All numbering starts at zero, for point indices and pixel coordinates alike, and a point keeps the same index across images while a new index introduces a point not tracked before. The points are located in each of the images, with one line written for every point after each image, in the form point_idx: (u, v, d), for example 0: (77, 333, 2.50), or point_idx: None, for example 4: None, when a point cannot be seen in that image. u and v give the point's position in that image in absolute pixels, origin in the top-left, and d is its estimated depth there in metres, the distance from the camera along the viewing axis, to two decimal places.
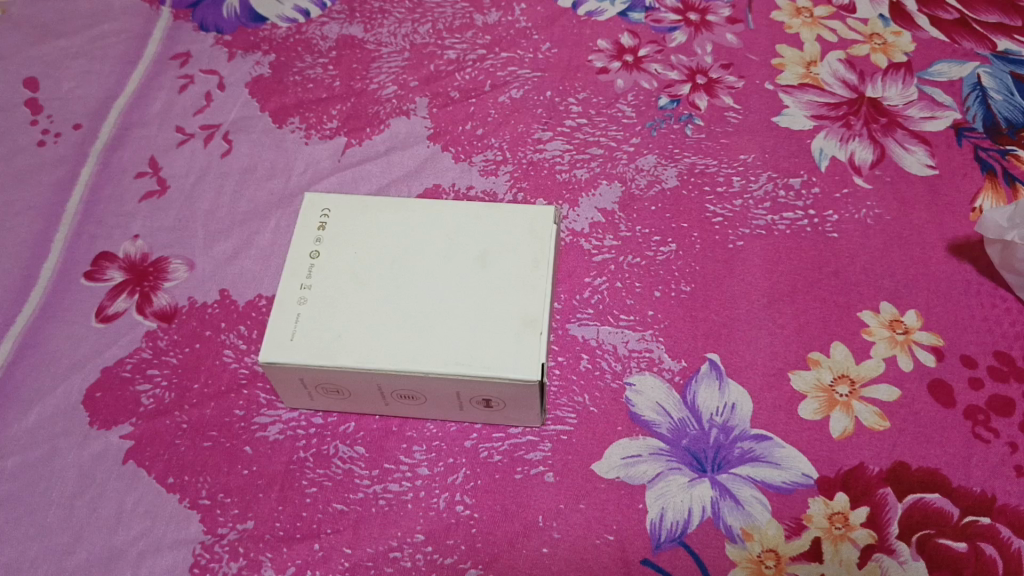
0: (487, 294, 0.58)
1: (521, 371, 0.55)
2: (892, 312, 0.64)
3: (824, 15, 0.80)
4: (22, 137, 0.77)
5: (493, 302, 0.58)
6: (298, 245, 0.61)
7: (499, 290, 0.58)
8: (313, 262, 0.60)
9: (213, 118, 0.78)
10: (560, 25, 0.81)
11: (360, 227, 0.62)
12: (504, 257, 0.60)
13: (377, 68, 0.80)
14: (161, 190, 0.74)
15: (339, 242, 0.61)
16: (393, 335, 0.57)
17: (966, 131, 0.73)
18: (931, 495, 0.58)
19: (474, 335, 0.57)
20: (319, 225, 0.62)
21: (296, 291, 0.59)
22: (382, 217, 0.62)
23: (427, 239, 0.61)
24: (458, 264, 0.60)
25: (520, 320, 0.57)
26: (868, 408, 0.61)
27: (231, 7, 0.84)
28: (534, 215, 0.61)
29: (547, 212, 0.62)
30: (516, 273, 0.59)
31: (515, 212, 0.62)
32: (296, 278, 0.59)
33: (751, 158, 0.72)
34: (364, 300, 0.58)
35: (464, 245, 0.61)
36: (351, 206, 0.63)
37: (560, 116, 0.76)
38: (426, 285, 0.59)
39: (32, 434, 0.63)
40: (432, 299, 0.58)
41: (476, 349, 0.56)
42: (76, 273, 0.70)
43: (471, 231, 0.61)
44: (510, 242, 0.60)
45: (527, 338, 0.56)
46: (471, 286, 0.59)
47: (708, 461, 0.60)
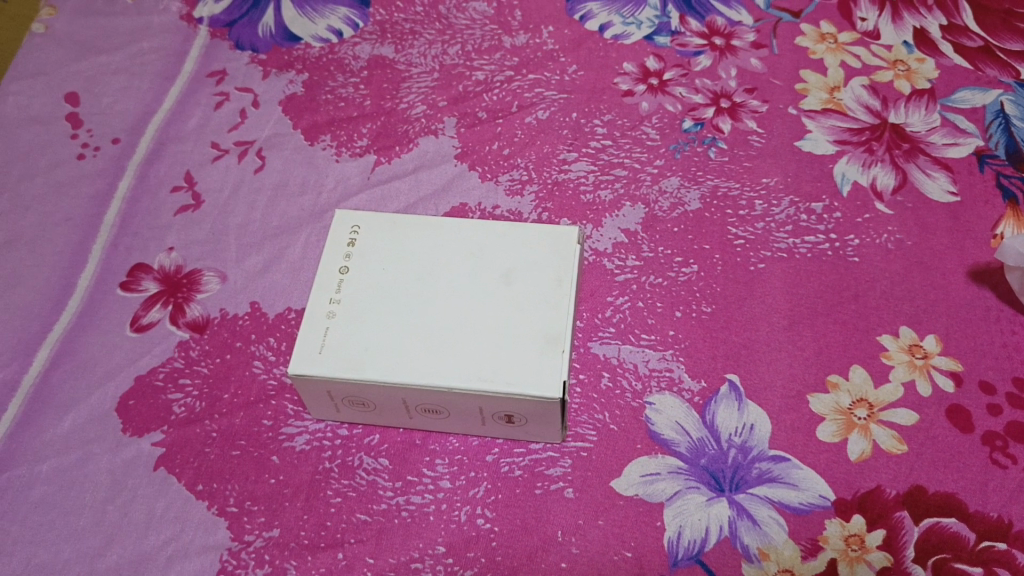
0: (510, 312, 0.59)
1: (542, 388, 0.56)
2: (911, 336, 0.65)
3: (848, 40, 0.81)
4: (62, 150, 0.79)
5: (517, 320, 0.59)
6: (327, 260, 0.62)
7: (522, 307, 0.60)
8: (342, 277, 0.62)
9: (247, 135, 0.80)
10: (587, 48, 0.83)
11: (388, 244, 0.63)
12: (528, 275, 0.61)
13: (407, 88, 0.82)
14: (196, 204, 0.76)
15: (368, 258, 0.63)
16: (419, 350, 0.58)
17: (989, 159, 0.73)
18: (948, 519, 0.58)
19: (498, 352, 0.58)
20: (348, 241, 0.63)
21: (325, 305, 0.60)
22: (410, 234, 0.64)
23: (453, 257, 0.63)
24: (484, 282, 0.61)
25: (542, 338, 0.58)
26: (886, 431, 0.61)
27: (266, 26, 0.87)
28: (558, 235, 0.63)
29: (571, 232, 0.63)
30: (540, 291, 0.60)
31: (540, 232, 0.63)
32: (325, 293, 0.61)
33: (773, 182, 0.73)
34: (391, 315, 0.60)
35: (488, 263, 0.62)
36: (380, 222, 0.64)
37: (585, 138, 0.77)
38: (452, 302, 0.60)
39: (67, 439, 0.65)
40: (457, 316, 0.60)
41: (499, 366, 0.57)
42: (112, 283, 0.72)
43: (496, 250, 0.63)
44: (533, 261, 0.62)
45: (549, 356, 0.57)
46: (495, 304, 0.60)
47: (726, 481, 0.60)
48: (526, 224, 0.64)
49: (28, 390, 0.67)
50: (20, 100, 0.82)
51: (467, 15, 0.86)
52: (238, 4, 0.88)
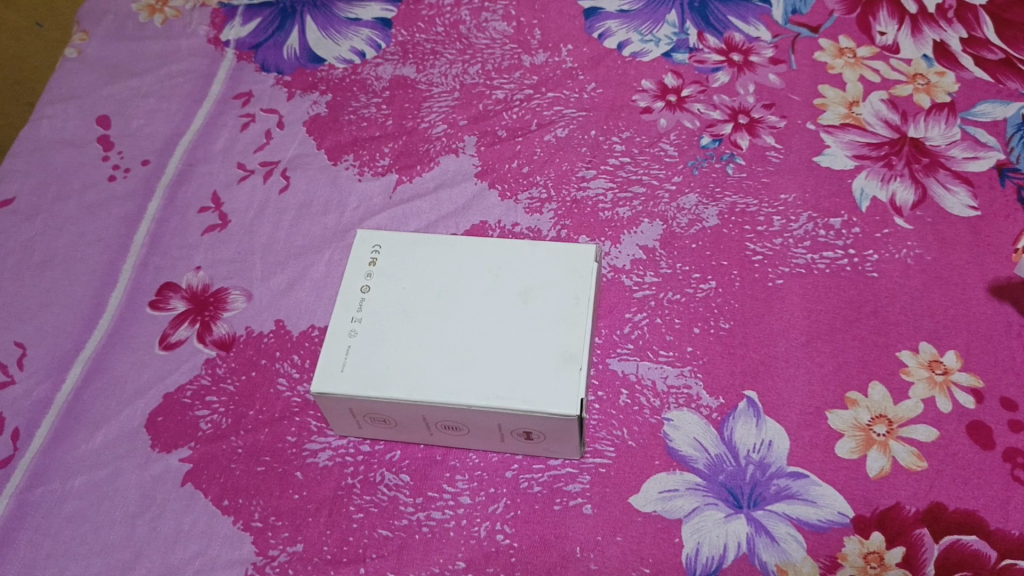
0: (529, 331, 0.60)
1: (558, 405, 0.56)
2: (931, 352, 0.65)
3: (867, 55, 0.82)
4: (94, 172, 0.81)
5: (535, 338, 0.60)
6: (350, 279, 0.64)
7: (541, 326, 0.60)
8: (364, 296, 0.63)
9: (272, 155, 0.82)
10: (605, 66, 0.84)
11: (409, 263, 0.64)
12: (547, 294, 0.62)
13: (428, 107, 0.83)
14: (223, 224, 0.78)
15: (389, 276, 0.64)
16: (439, 368, 0.59)
17: (1010, 172, 0.73)
18: (968, 537, 0.58)
19: (515, 370, 0.59)
20: (369, 261, 0.65)
21: (347, 324, 0.62)
22: (430, 253, 0.65)
23: (474, 275, 0.64)
24: (502, 300, 0.62)
25: (560, 356, 0.59)
26: (905, 448, 0.61)
27: (291, 48, 0.89)
28: (575, 253, 0.64)
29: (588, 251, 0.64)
30: (558, 309, 0.61)
31: (558, 250, 0.64)
32: (347, 312, 0.62)
33: (791, 198, 0.73)
34: (411, 333, 0.61)
35: (508, 282, 0.63)
36: (401, 242, 0.66)
37: (604, 155, 0.78)
38: (471, 321, 0.61)
39: (98, 454, 0.66)
40: (476, 334, 0.61)
41: (517, 383, 0.58)
42: (142, 301, 0.74)
43: (515, 269, 0.63)
44: (552, 279, 0.63)
45: (566, 374, 0.58)
46: (514, 322, 0.61)
47: (744, 497, 0.61)
48: (545, 243, 0.65)
49: (61, 407, 0.69)
50: (55, 123, 0.85)
51: (487, 34, 0.87)
52: (264, 28, 0.90)
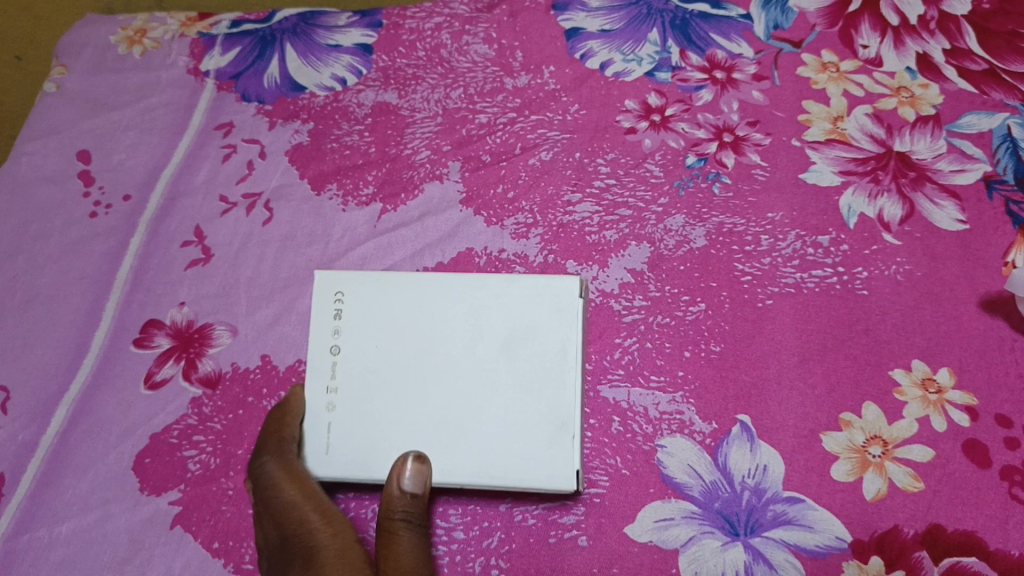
0: (511, 393, 0.63)
1: (556, 482, 0.60)
2: (924, 370, 0.64)
3: (851, 69, 0.81)
4: (76, 210, 0.81)
5: (521, 401, 0.62)
6: (317, 337, 0.66)
7: (520, 386, 0.63)
8: (336, 361, 0.65)
9: (255, 187, 0.81)
10: (588, 86, 0.83)
11: (375, 314, 0.66)
12: (526, 348, 0.64)
13: (411, 133, 0.82)
14: (206, 258, 0.77)
15: (356, 332, 0.66)
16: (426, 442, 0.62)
17: (997, 184, 0.72)
18: (969, 558, 0.57)
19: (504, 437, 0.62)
20: (334, 315, 0.66)
21: (324, 397, 0.65)
22: (396, 302, 0.66)
23: (446, 328, 0.65)
24: (479, 353, 0.64)
25: (549, 426, 0.62)
26: (901, 469, 0.60)
27: (271, 77, 0.88)
28: (548, 292, 0.64)
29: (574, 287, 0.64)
30: (539, 365, 0.63)
31: (536, 292, 0.65)
32: (322, 382, 0.65)
33: (779, 216, 0.72)
34: (396, 404, 0.64)
35: (485, 339, 0.64)
36: (369, 300, 0.67)
37: (589, 178, 0.77)
38: (454, 383, 0.63)
39: (86, 499, 0.66)
40: (457, 394, 0.63)
41: (506, 459, 0.61)
42: (127, 340, 0.73)
43: (495, 318, 0.65)
44: (524, 328, 0.64)
45: (559, 447, 0.61)
46: (493, 377, 0.63)
47: (741, 524, 0.60)
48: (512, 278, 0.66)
49: (46, 452, 0.68)
50: (34, 160, 0.85)
51: (469, 58, 0.87)
52: (244, 57, 0.90)
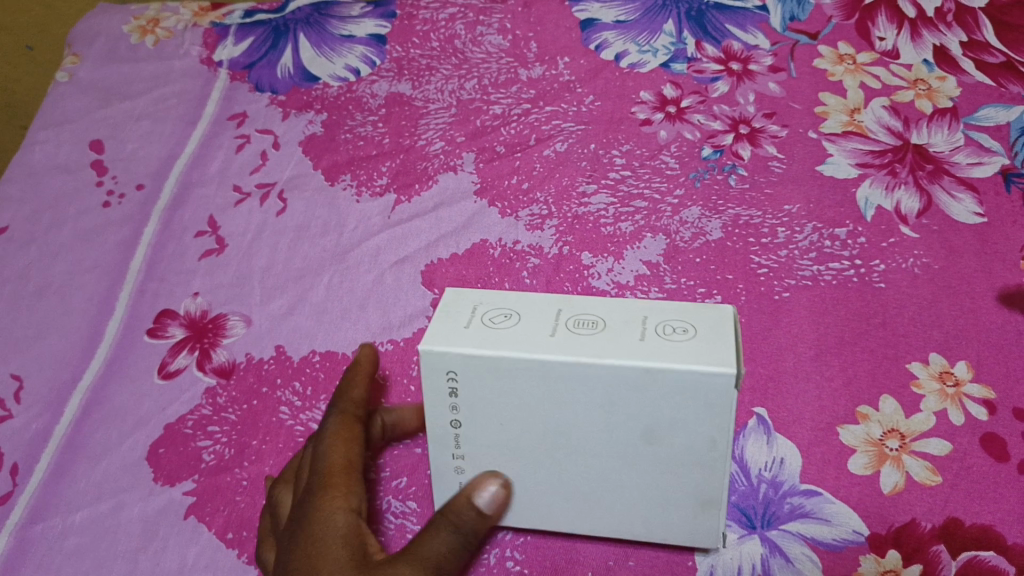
0: (662, 472, 0.51)
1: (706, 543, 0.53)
2: (942, 363, 0.64)
3: (867, 61, 0.81)
4: (89, 199, 0.81)
5: (666, 480, 0.51)
6: (432, 415, 0.51)
7: (672, 468, 0.50)
8: (456, 432, 0.52)
9: (269, 177, 0.81)
10: (603, 77, 0.83)
11: (497, 391, 0.50)
12: (678, 436, 0.49)
13: (425, 124, 0.82)
14: (220, 248, 0.77)
15: (478, 410, 0.51)
16: (563, 509, 0.53)
17: (1015, 177, 0.72)
18: (986, 552, 0.57)
19: (647, 515, 0.53)
20: (449, 391, 0.50)
21: (450, 463, 0.53)
22: (521, 377, 0.49)
23: (584, 405, 0.49)
24: (623, 440, 0.50)
25: (695, 502, 0.52)
26: (918, 462, 0.60)
27: (284, 67, 0.88)
28: (702, 327, 0.49)
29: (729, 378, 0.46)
30: (693, 447, 0.49)
31: (694, 376, 0.47)
32: (444, 449, 0.52)
33: (795, 208, 0.72)
34: (533, 472, 0.52)
35: (629, 420, 0.49)
36: (478, 365, 0.49)
37: (604, 169, 0.77)
38: (594, 465, 0.51)
39: (100, 487, 0.66)
40: (600, 472, 0.51)
41: (650, 523, 0.53)
42: (141, 330, 0.73)
43: (631, 402, 0.48)
44: (678, 414, 0.48)
45: (705, 519, 0.52)
46: (639, 464, 0.51)
47: (758, 517, 0.60)
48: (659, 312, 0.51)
49: (60, 441, 0.68)
50: (47, 148, 0.85)
51: (483, 48, 0.87)
52: (258, 47, 0.90)
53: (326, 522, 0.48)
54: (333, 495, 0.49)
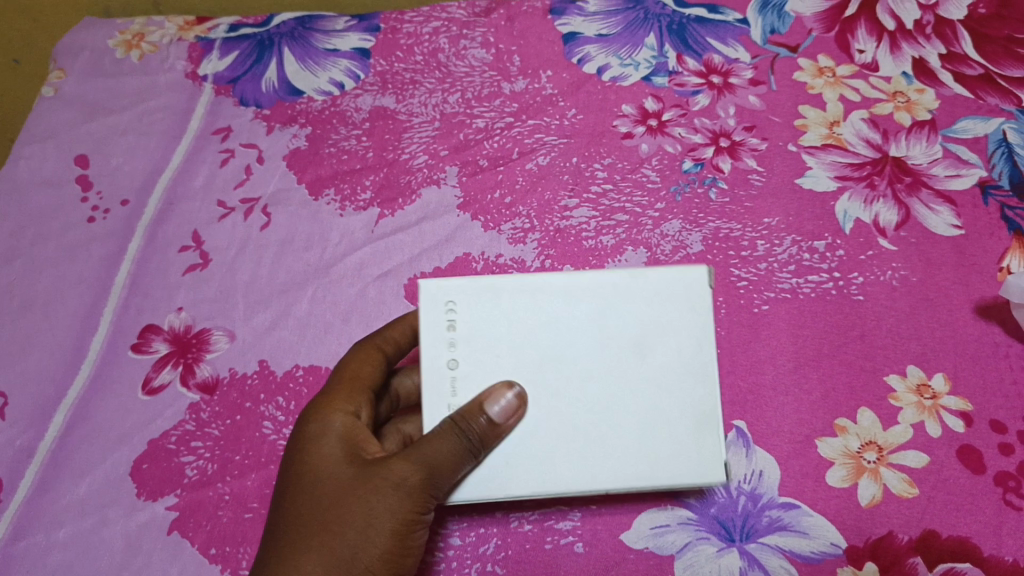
0: (657, 391, 0.54)
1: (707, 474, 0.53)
2: (919, 375, 0.64)
3: (847, 73, 0.81)
4: (73, 214, 0.82)
5: (661, 399, 0.54)
6: (430, 356, 0.54)
7: (665, 385, 0.54)
8: (453, 374, 0.54)
9: (253, 191, 0.81)
10: (586, 91, 0.83)
11: (495, 318, 0.55)
12: (664, 343, 0.54)
13: (409, 138, 0.82)
14: (204, 263, 0.77)
15: (476, 343, 0.54)
16: (562, 451, 0.54)
17: (992, 190, 0.73)
18: (963, 564, 0.58)
19: (649, 448, 0.54)
20: (447, 325, 0.54)
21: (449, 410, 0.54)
22: (514, 303, 0.55)
23: (578, 324, 0.55)
24: (616, 356, 0.54)
25: (692, 419, 0.54)
26: (896, 475, 0.61)
27: (269, 81, 0.88)
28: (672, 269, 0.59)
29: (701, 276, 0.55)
30: (679, 358, 0.54)
31: (666, 277, 0.55)
32: (441, 397, 0.54)
33: (774, 221, 0.73)
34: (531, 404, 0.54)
35: (619, 330, 0.55)
36: (477, 289, 0.55)
37: (586, 183, 0.77)
38: (592, 390, 0.54)
39: (83, 504, 0.66)
40: (600, 399, 0.54)
41: (653, 458, 0.53)
42: (124, 345, 0.74)
43: (618, 315, 0.55)
44: (663, 323, 0.55)
45: (705, 438, 0.53)
46: (633, 384, 0.54)
47: (737, 530, 0.60)
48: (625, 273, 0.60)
49: (43, 457, 0.69)
50: (32, 164, 0.85)
51: (466, 62, 0.87)
52: (242, 60, 0.90)
53: (333, 422, 0.57)
54: (346, 404, 0.59)
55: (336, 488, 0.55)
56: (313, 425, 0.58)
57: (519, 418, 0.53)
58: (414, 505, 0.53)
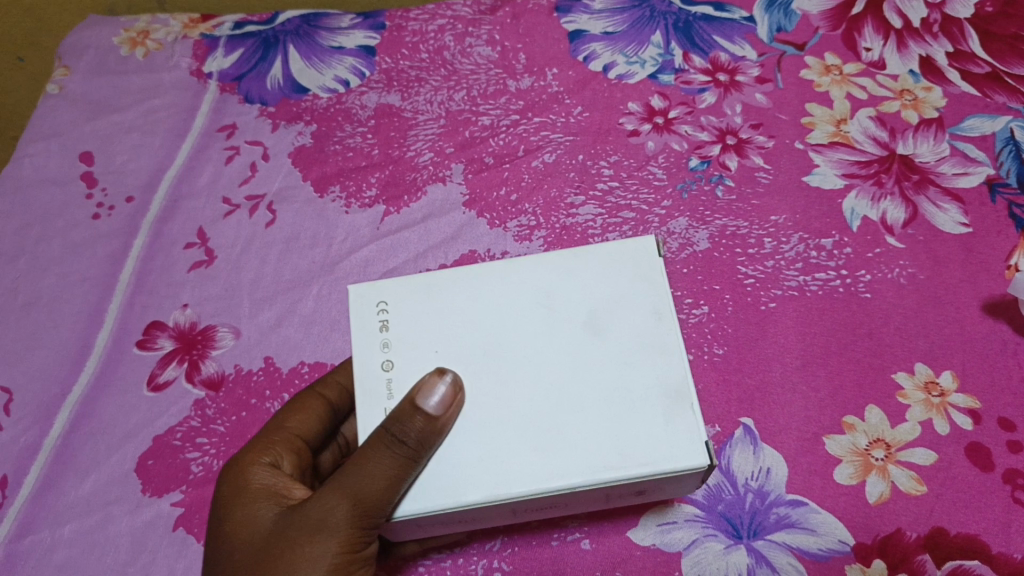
0: (615, 368, 0.50)
1: (683, 455, 0.47)
2: (927, 373, 0.64)
3: (854, 72, 0.81)
4: (79, 211, 0.81)
5: (622, 376, 0.50)
6: (364, 359, 0.52)
7: (623, 361, 0.51)
8: (389, 376, 0.52)
9: (258, 189, 0.81)
10: (591, 89, 0.83)
11: (432, 316, 0.54)
12: (618, 318, 0.52)
13: (414, 135, 0.82)
14: (209, 260, 0.77)
15: (411, 342, 0.53)
16: (521, 448, 0.49)
17: (1000, 188, 0.72)
18: (971, 562, 0.57)
19: (615, 429, 0.49)
20: (379, 326, 0.54)
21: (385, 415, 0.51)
22: (454, 297, 0.54)
23: (523, 309, 0.53)
24: (564, 335, 0.52)
25: (661, 393, 0.49)
26: (904, 472, 0.61)
27: (274, 79, 0.88)
28: None
29: (649, 246, 0.54)
30: (636, 330, 0.51)
31: (611, 253, 0.54)
32: (376, 402, 0.51)
33: (782, 219, 0.72)
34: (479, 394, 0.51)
35: (566, 311, 0.53)
36: (411, 288, 0.55)
37: (592, 180, 0.77)
38: (542, 374, 0.51)
39: (88, 501, 0.66)
40: (553, 383, 0.50)
41: (622, 442, 0.48)
42: (130, 342, 0.73)
43: (565, 294, 0.53)
44: (615, 295, 0.53)
45: (678, 412, 0.49)
46: (589, 361, 0.51)
47: (744, 527, 0.60)
48: None
49: (48, 454, 0.68)
50: (37, 161, 0.85)
51: (472, 60, 0.87)
52: (247, 58, 0.90)
53: (256, 475, 0.54)
54: (264, 455, 0.56)
55: (265, 540, 0.51)
56: (236, 483, 0.54)
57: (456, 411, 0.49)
58: (348, 546, 0.49)
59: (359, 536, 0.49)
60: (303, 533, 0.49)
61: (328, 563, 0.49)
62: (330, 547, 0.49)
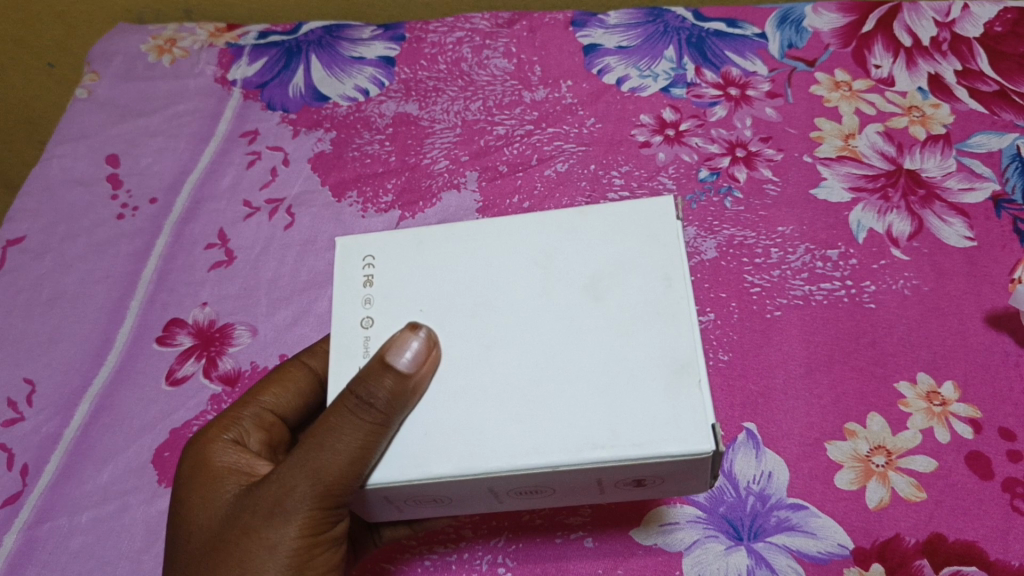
0: (616, 337, 0.48)
1: (685, 441, 0.44)
2: (929, 383, 0.65)
3: (863, 88, 0.83)
4: (103, 211, 0.84)
5: (622, 345, 0.48)
6: (344, 315, 0.52)
7: (624, 329, 0.48)
8: (366, 333, 0.51)
9: (278, 192, 0.83)
10: (604, 101, 0.85)
11: (420, 272, 0.53)
12: (621, 281, 0.49)
13: (430, 143, 0.84)
14: (229, 260, 0.79)
15: (393, 299, 0.52)
16: (501, 419, 0.47)
17: (1006, 204, 0.73)
18: (969, 568, 0.58)
19: (611, 403, 0.46)
20: (363, 281, 0.53)
21: None
22: (448, 255, 0.53)
23: (520, 270, 0.51)
24: (563, 297, 0.50)
25: (664, 367, 0.46)
26: (904, 479, 0.61)
27: (296, 86, 0.90)
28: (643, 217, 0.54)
29: (666, 206, 0.51)
30: (642, 296, 0.49)
31: (623, 212, 0.52)
32: (352, 359, 0.51)
33: (789, 230, 0.74)
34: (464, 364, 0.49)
35: (565, 273, 0.51)
36: (400, 244, 0.54)
37: (603, 189, 0.79)
38: (533, 337, 0.49)
39: (105, 490, 0.68)
40: (546, 347, 0.48)
41: (618, 420, 0.45)
42: (150, 338, 0.76)
43: (567, 255, 0.51)
44: (621, 260, 0.50)
45: (682, 389, 0.45)
46: (585, 327, 0.49)
47: (745, 529, 0.61)
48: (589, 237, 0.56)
49: (68, 444, 0.70)
50: (65, 162, 0.88)
51: (488, 71, 0.89)
52: (270, 67, 0.92)
53: (219, 454, 0.56)
54: (228, 431, 0.58)
55: (226, 519, 0.52)
56: (199, 461, 0.56)
57: (428, 375, 0.48)
58: (308, 526, 0.50)
59: (320, 516, 0.50)
60: (260, 515, 0.50)
61: (286, 545, 0.50)
62: (286, 529, 0.50)
